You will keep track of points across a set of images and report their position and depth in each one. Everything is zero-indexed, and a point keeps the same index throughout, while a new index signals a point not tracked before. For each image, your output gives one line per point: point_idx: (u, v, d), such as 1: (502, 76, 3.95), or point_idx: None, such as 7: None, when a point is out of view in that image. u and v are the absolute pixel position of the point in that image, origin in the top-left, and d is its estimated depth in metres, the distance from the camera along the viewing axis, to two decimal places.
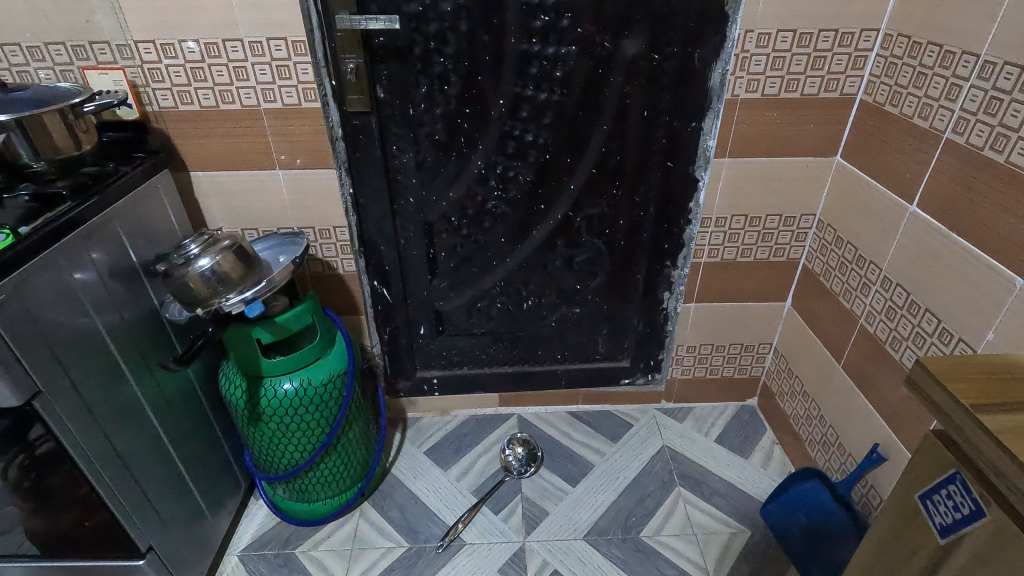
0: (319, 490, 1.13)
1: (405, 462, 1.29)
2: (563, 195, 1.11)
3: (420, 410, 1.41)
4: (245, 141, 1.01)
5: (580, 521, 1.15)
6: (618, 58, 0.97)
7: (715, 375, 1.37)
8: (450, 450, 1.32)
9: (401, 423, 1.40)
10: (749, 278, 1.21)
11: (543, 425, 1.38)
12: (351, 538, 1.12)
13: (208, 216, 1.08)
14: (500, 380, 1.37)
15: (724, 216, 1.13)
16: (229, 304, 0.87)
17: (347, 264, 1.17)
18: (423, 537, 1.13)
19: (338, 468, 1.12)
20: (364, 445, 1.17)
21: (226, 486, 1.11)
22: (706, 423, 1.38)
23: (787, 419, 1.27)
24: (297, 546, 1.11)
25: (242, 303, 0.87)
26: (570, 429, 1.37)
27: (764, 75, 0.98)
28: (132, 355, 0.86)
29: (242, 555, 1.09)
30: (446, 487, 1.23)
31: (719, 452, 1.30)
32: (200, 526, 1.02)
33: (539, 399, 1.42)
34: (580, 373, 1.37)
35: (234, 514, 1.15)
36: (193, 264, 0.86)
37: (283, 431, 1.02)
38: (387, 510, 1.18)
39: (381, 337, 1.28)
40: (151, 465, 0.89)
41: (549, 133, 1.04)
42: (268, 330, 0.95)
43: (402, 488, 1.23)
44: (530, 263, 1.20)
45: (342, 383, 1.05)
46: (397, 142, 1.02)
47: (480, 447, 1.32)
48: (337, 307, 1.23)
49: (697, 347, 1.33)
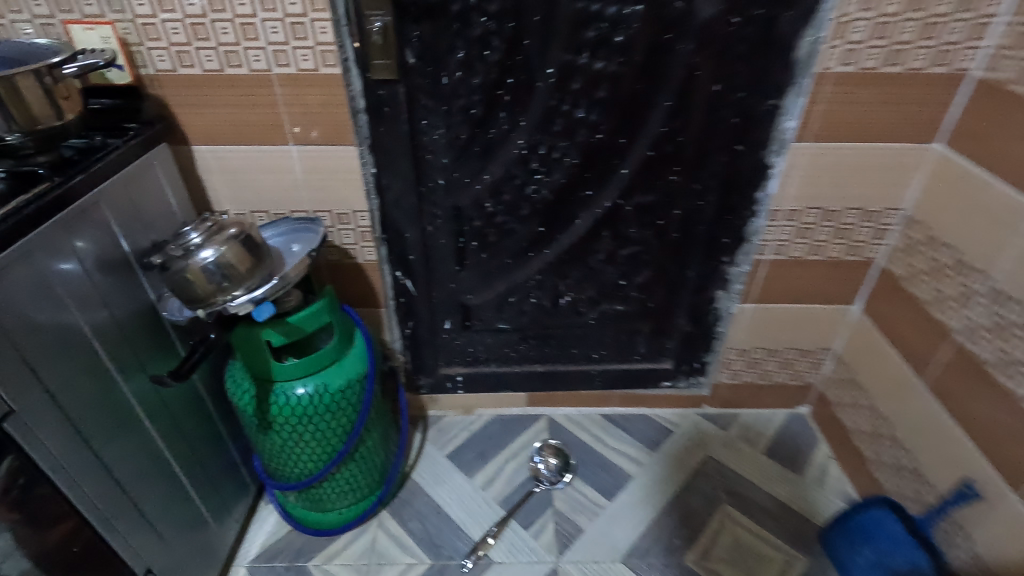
0: (335, 501, 1.04)
1: (426, 467, 1.19)
2: (614, 180, 0.98)
3: (442, 408, 1.31)
4: (254, 111, 0.88)
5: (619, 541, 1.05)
6: (690, 21, 0.82)
7: (765, 381, 1.25)
8: (474, 455, 1.22)
9: (422, 422, 1.29)
10: (816, 278, 1.08)
11: (574, 429, 1.27)
12: (369, 552, 1.04)
13: (212, 197, 0.96)
14: (530, 379, 1.26)
15: (796, 209, 1.00)
16: (236, 304, 0.76)
17: (367, 252, 1.05)
18: (447, 553, 1.04)
19: (355, 478, 1.03)
20: (381, 453, 1.07)
21: (232, 492, 1.02)
22: (752, 432, 1.26)
23: (847, 434, 1.15)
24: (310, 558, 1.03)
25: (250, 303, 0.77)
26: (605, 434, 1.26)
27: (862, 45, 0.84)
28: (125, 357, 0.75)
29: (251, 566, 1.01)
30: (472, 496, 1.13)
31: (768, 466, 1.19)
32: (203, 540, 0.93)
33: (571, 400, 1.30)
34: (617, 375, 1.25)
35: (242, 521, 1.06)
36: (194, 256, 0.75)
37: (296, 440, 0.92)
38: (407, 521, 1.09)
39: (402, 332, 1.17)
40: (147, 481, 0.79)
41: (602, 109, 0.90)
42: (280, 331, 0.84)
43: (424, 496, 1.13)
44: (570, 256, 1.07)
45: (361, 388, 0.95)
46: (428, 117, 0.89)
47: (507, 452, 1.22)
48: (355, 299, 1.12)
49: (749, 351, 1.20)
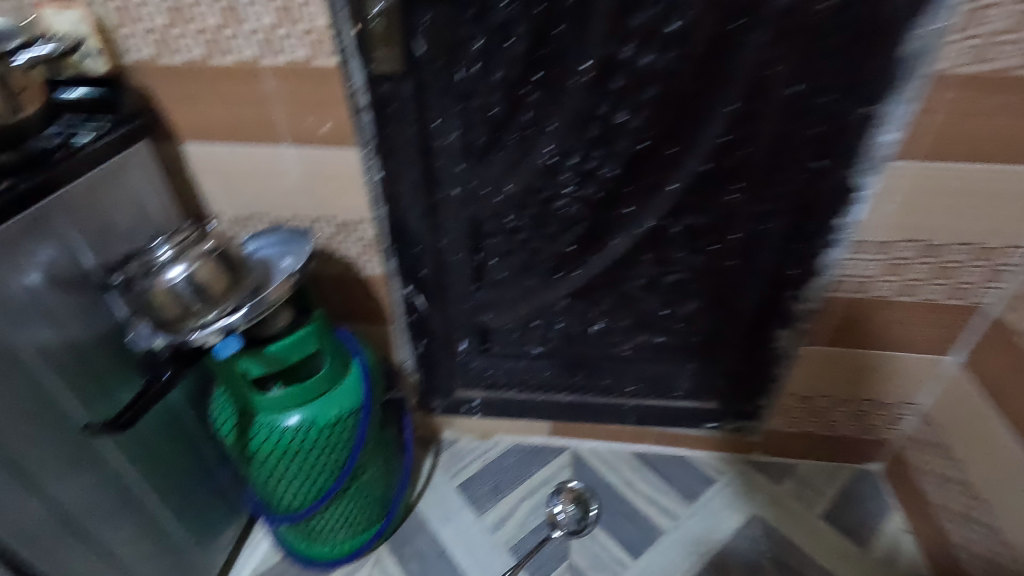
0: (328, 535, 0.95)
1: (434, 498, 1.09)
2: (658, 197, 0.82)
3: (458, 432, 1.19)
4: (244, 107, 0.77)
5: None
6: (765, 6, 0.65)
7: (830, 432, 1.07)
8: (488, 488, 1.10)
9: (434, 445, 1.19)
10: (904, 323, 0.89)
11: (601, 468, 1.14)
12: None
13: (205, 198, 0.87)
14: (554, 409, 1.13)
15: (887, 241, 0.81)
16: (202, 333, 0.66)
17: (372, 265, 0.94)
18: None
19: (350, 512, 0.94)
20: (381, 487, 0.97)
21: (222, 515, 0.95)
22: (809, 489, 1.09)
23: (928, 507, 0.97)
24: None
25: (218, 332, 0.67)
26: (635, 478, 1.12)
27: (998, 38, 0.64)
28: (86, 384, 0.68)
29: None
30: (480, 539, 1.02)
31: (826, 534, 1.02)
32: (183, 569, 0.87)
33: (599, 434, 1.16)
34: (653, 412, 1.10)
35: (233, 544, 0.99)
36: (161, 275, 0.66)
37: (281, 475, 0.83)
38: (407, 560, 1.00)
39: (414, 351, 1.05)
40: (108, 516, 0.72)
41: (647, 113, 0.74)
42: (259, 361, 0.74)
43: (428, 533, 1.03)
44: (604, 280, 0.93)
45: (354, 422, 0.84)
46: (440, 117, 0.76)
47: (523, 489, 1.10)
48: (361, 314, 1.01)
49: (812, 399, 1.02)
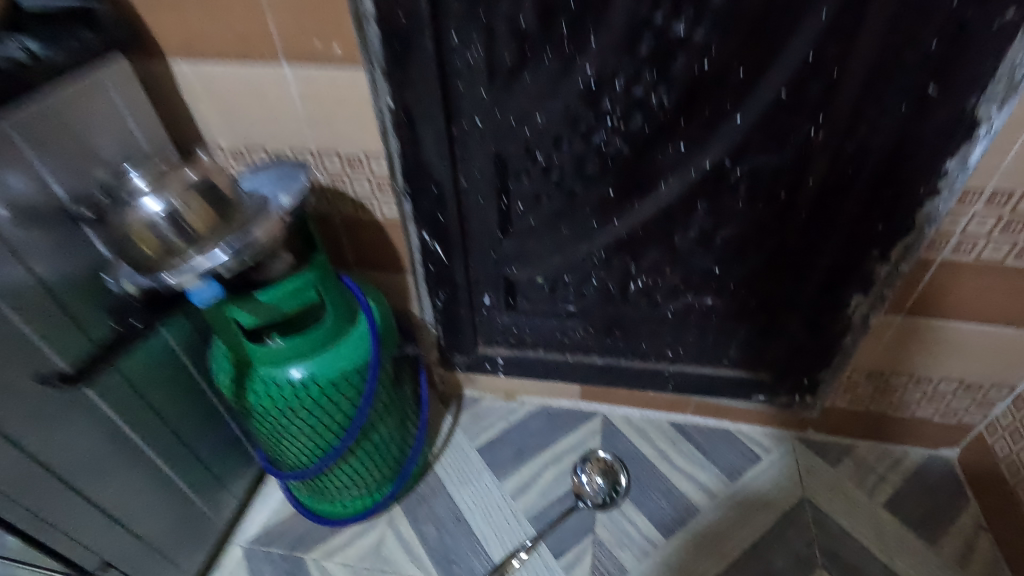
0: (339, 491, 0.90)
1: (452, 459, 1.02)
2: (721, 132, 0.68)
3: (480, 390, 1.12)
4: (234, 16, 0.67)
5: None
6: None
7: (901, 413, 0.94)
8: (510, 453, 1.03)
9: (455, 403, 1.12)
10: (1012, 293, 0.74)
11: (634, 437, 1.04)
12: (373, 554, 0.91)
13: (201, 126, 0.78)
14: (585, 372, 1.03)
15: (1006, 191, 0.66)
16: (177, 275, 0.55)
17: (385, 207, 0.84)
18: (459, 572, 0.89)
19: (361, 471, 0.88)
20: (393, 447, 0.90)
21: (227, 466, 0.91)
22: (870, 474, 0.97)
23: (1016, 505, 0.85)
24: (308, 551, 0.92)
25: (194, 276, 0.55)
26: (672, 450, 1.02)
27: None
28: (63, 328, 0.62)
29: (247, 548, 0.92)
30: (499, 506, 0.96)
31: (887, 526, 0.91)
32: (186, 520, 0.84)
33: (634, 401, 1.07)
34: (696, 380, 0.99)
35: (243, 494, 0.96)
36: (138, 206, 0.58)
37: (283, 431, 0.77)
38: (420, 524, 0.94)
39: (433, 304, 0.96)
40: (98, 466, 0.67)
41: (714, 25, 0.60)
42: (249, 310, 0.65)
43: (444, 496, 0.97)
44: (648, 231, 0.81)
45: (361, 379, 0.77)
46: (460, 31, 0.64)
47: (547, 455, 1.02)
48: (375, 262, 0.92)
49: (883, 376, 0.89)
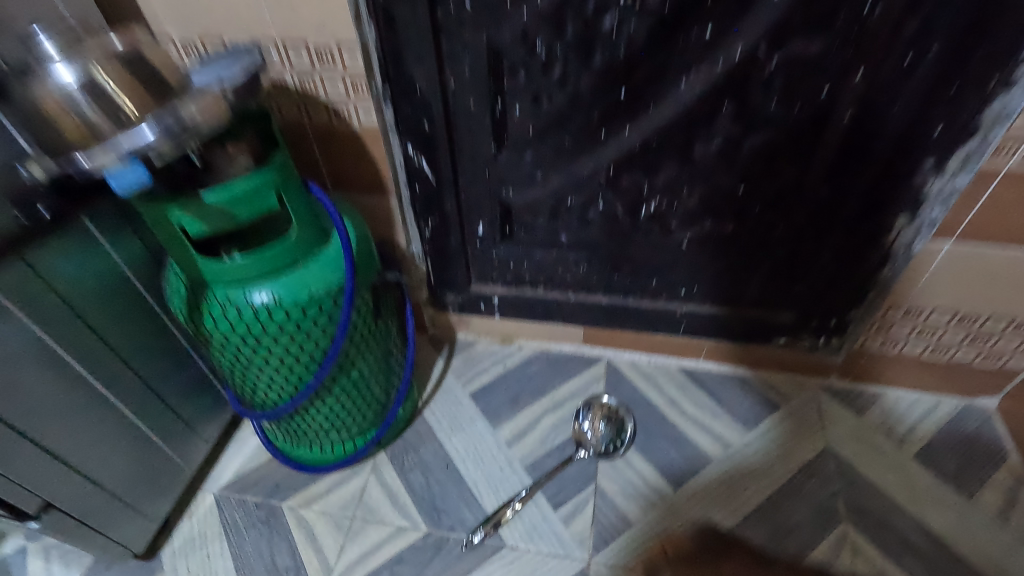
0: (318, 434, 0.83)
1: (443, 404, 0.94)
2: (756, 11, 0.58)
3: (475, 332, 1.04)
4: None
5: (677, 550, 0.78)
6: None
7: (938, 357, 0.85)
8: (505, 398, 0.95)
9: (447, 347, 1.03)
10: None
11: (641, 383, 0.96)
12: (356, 502, 0.83)
13: (146, 12, 0.67)
14: (589, 312, 0.95)
15: None
16: (91, 158, 0.45)
17: (363, 114, 0.73)
18: (448, 523, 0.81)
19: (341, 411, 0.80)
20: (377, 387, 0.82)
21: (195, 406, 0.83)
22: (900, 424, 0.89)
23: None
24: (285, 498, 0.84)
25: (112, 160, 0.45)
26: (682, 397, 0.94)
27: None
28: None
29: (219, 495, 0.85)
30: (493, 453, 0.88)
31: (918, 479, 0.83)
32: (147, 462, 0.77)
33: (641, 344, 0.98)
34: (709, 324, 0.92)
35: (216, 438, 0.89)
36: (51, 73, 0.49)
37: (247, 363, 0.68)
38: (407, 471, 0.87)
39: (421, 233, 0.87)
40: (31, 397, 0.60)
41: None
42: (195, 213, 0.55)
43: (433, 443, 0.90)
44: (664, 142, 0.70)
45: (334, 305, 0.67)
46: None
47: (546, 401, 0.94)
48: (355, 183, 0.82)
49: (923, 314, 0.80)
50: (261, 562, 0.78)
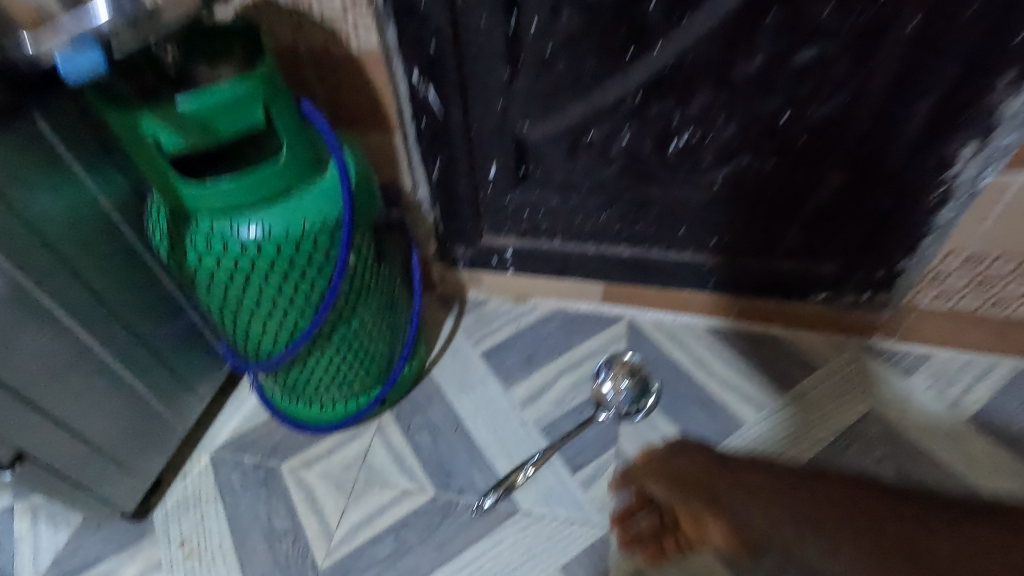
0: (318, 390, 0.77)
1: (452, 364, 0.88)
2: None
3: (486, 290, 0.97)
4: None
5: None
6: None
7: (997, 311, 0.77)
8: (520, 358, 0.89)
9: (458, 305, 0.97)
10: None
11: (665, 343, 0.89)
12: (360, 464, 0.78)
13: None
14: (610, 265, 0.88)
15: None
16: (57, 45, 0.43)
17: (363, 33, 0.65)
18: (458, 486, 0.75)
19: (341, 365, 0.74)
20: (380, 340, 0.75)
21: (187, 359, 0.78)
22: (952, 386, 0.81)
23: None
24: (284, 459, 0.79)
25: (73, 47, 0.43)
26: (710, 357, 0.87)
27: None
28: None
29: (216, 455, 0.80)
30: (505, 414, 0.82)
31: (973, 444, 0.76)
32: (133, 416, 0.72)
33: (666, 302, 0.91)
34: (742, 279, 0.85)
35: (211, 396, 0.84)
36: None
37: (237, 306, 0.62)
38: (414, 431, 0.81)
39: (429, 176, 0.80)
40: (1, 331, 0.55)
41: None
42: (172, 126, 0.49)
43: (442, 403, 0.84)
44: (699, 61, 0.63)
45: (331, 241, 0.61)
46: None
47: (563, 361, 0.88)
48: (356, 118, 0.74)
49: (985, 261, 0.72)
50: (258, 525, 0.73)
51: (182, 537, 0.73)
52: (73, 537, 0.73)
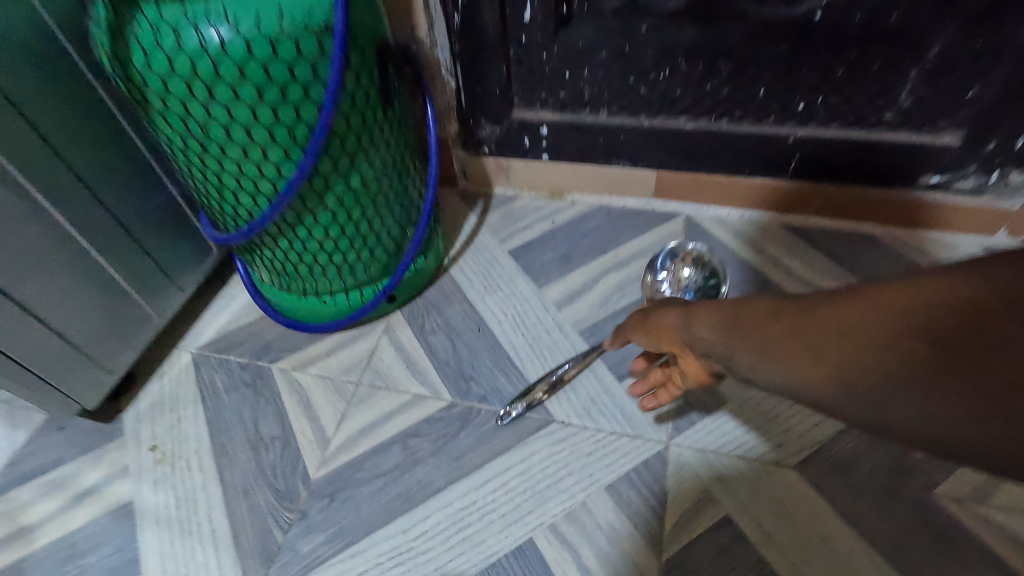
0: (314, 276, 0.64)
1: (475, 261, 0.75)
2: None
3: (516, 186, 0.82)
4: None
5: (787, 446, 0.56)
6: None
7: None
8: (555, 256, 0.75)
9: (482, 202, 0.82)
10: None
11: (732, 241, 0.74)
12: (363, 366, 0.66)
13: None
14: (668, 144, 0.73)
15: None
16: None
17: None
18: (480, 392, 0.63)
19: (340, 243, 0.61)
20: (387, 214, 0.62)
21: (164, 242, 0.66)
22: None
23: None
24: (276, 359, 0.67)
25: None
26: (787, 258, 0.72)
27: None
28: None
29: (197, 355, 0.68)
30: (537, 316, 0.68)
31: None
32: (96, 298, 0.60)
33: (732, 194, 0.75)
34: (830, 164, 0.70)
35: (192, 291, 0.71)
36: None
37: (203, 142, 0.49)
38: (429, 332, 0.68)
39: (450, 22, 0.65)
40: None
41: None
42: None
43: (462, 303, 0.70)
44: None
45: (321, 54, 0.47)
46: None
47: (607, 260, 0.73)
48: None
49: None
50: (242, 430, 0.62)
51: (154, 441, 0.62)
52: (33, 438, 0.63)
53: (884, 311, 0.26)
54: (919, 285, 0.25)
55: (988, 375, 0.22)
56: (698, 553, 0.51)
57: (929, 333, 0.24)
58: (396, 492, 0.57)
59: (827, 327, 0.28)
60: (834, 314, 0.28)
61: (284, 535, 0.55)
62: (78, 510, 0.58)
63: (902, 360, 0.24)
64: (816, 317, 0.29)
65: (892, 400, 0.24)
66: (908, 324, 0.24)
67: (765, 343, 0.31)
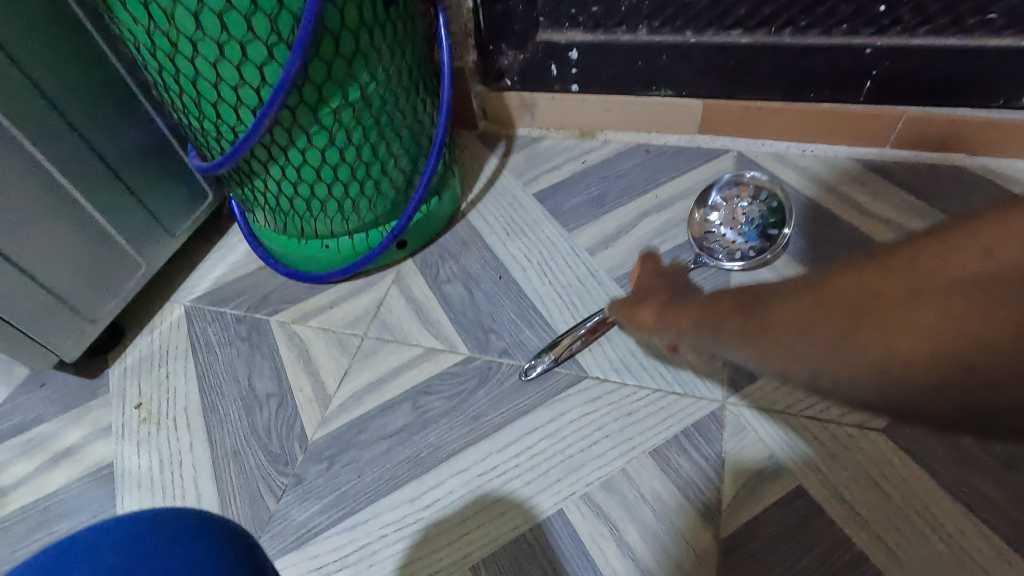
0: (315, 215, 0.57)
1: (497, 204, 0.66)
2: None
3: (542, 124, 0.73)
4: None
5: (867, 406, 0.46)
6: None
7: None
8: (587, 198, 0.65)
9: (504, 144, 0.73)
10: None
11: (791, 178, 0.64)
12: (370, 317, 0.58)
13: None
14: (718, 65, 0.63)
15: None
16: None
17: None
18: (501, 344, 0.55)
19: (342, 175, 0.53)
20: (394, 141, 0.54)
21: (152, 179, 0.59)
22: None
23: None
24: (274, 312, 0.60)
25: None
26: (859, 194, 0.61)
27: None
28: None
29: (190, 307, 0.62)
30: (567, 262, 0.60)
31: None
32: (75, 239, 0.53)
33: (793, 124, 0.65)
34: (914, 82, 0.59)
35: (184, 237, 0.65)
36: None
37: (177, 39, 0.41)
38: (444, 280, 0.60)
39: None
40: None
41: None
42: None
43: (480, 250, 0.62)
44: None
45: None
46: None
47: (647, 201, 0.64)
48: None
49: None
50: (234, 387, 0.55)
51: (140, 398, 0.56)
52: (13, 396, 0.57)
53: (827, 303, 0.25)
54: (892, 269, 0.24)
55: (945, 358, 0.21)
56: (764, 531, 0.42)
57: (872, 322, 0.23)
58: (404, 456, 0.49)
59: (793, 316, 0.26)
60: (791, 307, 0.27)
61: (276, 502, 0.48)
62: (55, 472, 0.52)
63: (858, 351, 0.23)
64: (779, 311, 0.28)
65: (862, 385, 0.23)
66: (855, 306, 0.24)
67: (746, 338, 0.29)
